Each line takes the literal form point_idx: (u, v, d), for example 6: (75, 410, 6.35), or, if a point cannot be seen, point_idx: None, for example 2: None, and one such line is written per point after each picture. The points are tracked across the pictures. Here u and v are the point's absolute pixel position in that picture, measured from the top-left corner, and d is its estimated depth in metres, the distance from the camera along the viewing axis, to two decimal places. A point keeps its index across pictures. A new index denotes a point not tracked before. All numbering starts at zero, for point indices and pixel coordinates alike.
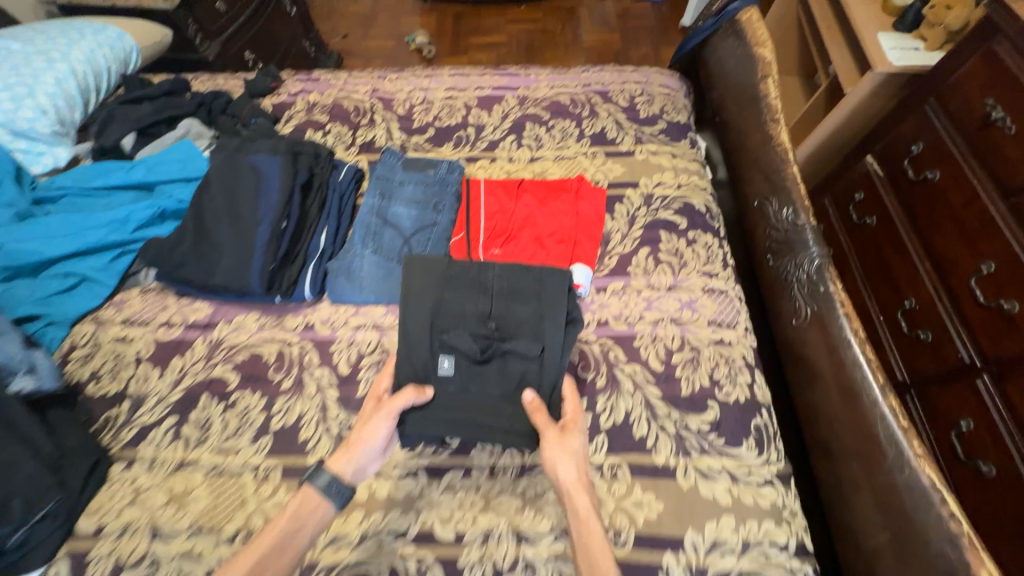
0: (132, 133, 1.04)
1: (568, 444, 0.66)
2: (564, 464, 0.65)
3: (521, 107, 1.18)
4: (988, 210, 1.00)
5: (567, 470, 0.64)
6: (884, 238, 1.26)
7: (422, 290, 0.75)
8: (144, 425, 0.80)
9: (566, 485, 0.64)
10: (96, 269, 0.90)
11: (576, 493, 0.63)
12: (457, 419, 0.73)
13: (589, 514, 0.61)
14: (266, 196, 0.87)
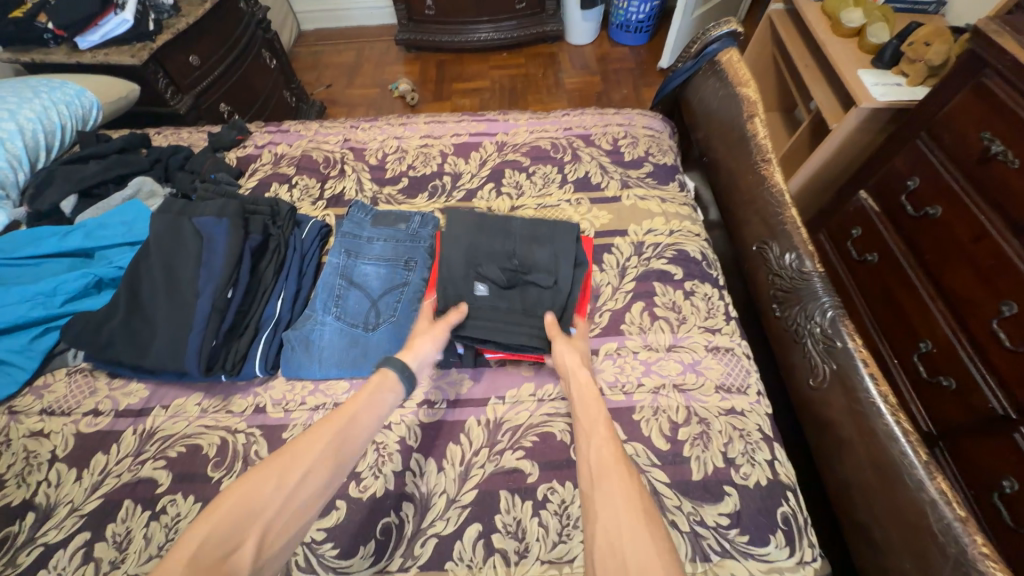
0: (73, 195, 0.96)
1: (575, 345, 0.74)
2: (573, 357, 0.72)
3: (499, 153, 1.12)
4: (1002, 247, 0.89)
5: (574, 359, 0.72)
6: (888, 275, 1.15)
7: (455, 233, 0.83)
8: (48, 544, 0.66)
9: (574, 373, 0.71)
10: (12, 351, 0.79)
11: (580, 376, 0.70)
12: (485, 336, 0.77)
13: (594, 396, 0.68)
14: (211, 264, 0.78)
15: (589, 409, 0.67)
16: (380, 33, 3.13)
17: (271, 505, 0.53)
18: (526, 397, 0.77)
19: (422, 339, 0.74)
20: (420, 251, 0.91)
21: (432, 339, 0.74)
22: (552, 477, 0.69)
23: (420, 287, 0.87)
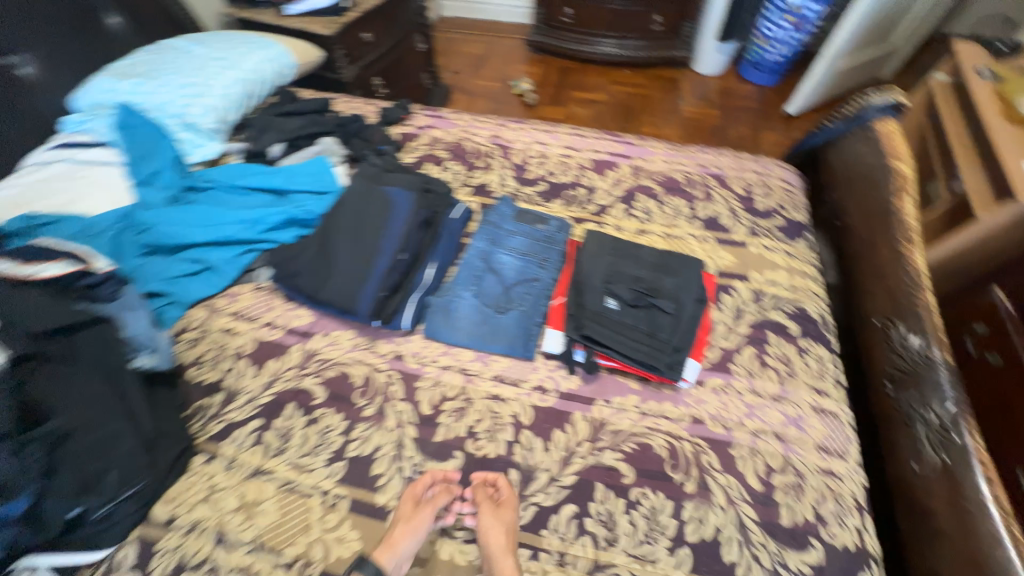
0: (281, 143, 1.12)
1: (499, 515, 0.70)
2: (495, 534, 0.68)
3: (634, 177, 1.19)
4: None
5: (499, 538, 0.67)
6: (1011, 381, 1.07)
7: (597, 248, 0.93)
8: (231, 421, 0.82)
9: (493, 555, 0.66)
10: (221, 261, 0.98)
11: (501, 562, 0.65)
12: (612, 340, 0.82)
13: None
14: (392, 229, 0.92)
15: None
16: (512, 31, 3.28)
17: None
18: (630, 407, 0.84)
19: (399, 535, 0.68)
20: (553, 252, 1.00)
21: (409, 535, 0.68)
22: (647, 484, 0.75)
23: (548, 285, 0.96)
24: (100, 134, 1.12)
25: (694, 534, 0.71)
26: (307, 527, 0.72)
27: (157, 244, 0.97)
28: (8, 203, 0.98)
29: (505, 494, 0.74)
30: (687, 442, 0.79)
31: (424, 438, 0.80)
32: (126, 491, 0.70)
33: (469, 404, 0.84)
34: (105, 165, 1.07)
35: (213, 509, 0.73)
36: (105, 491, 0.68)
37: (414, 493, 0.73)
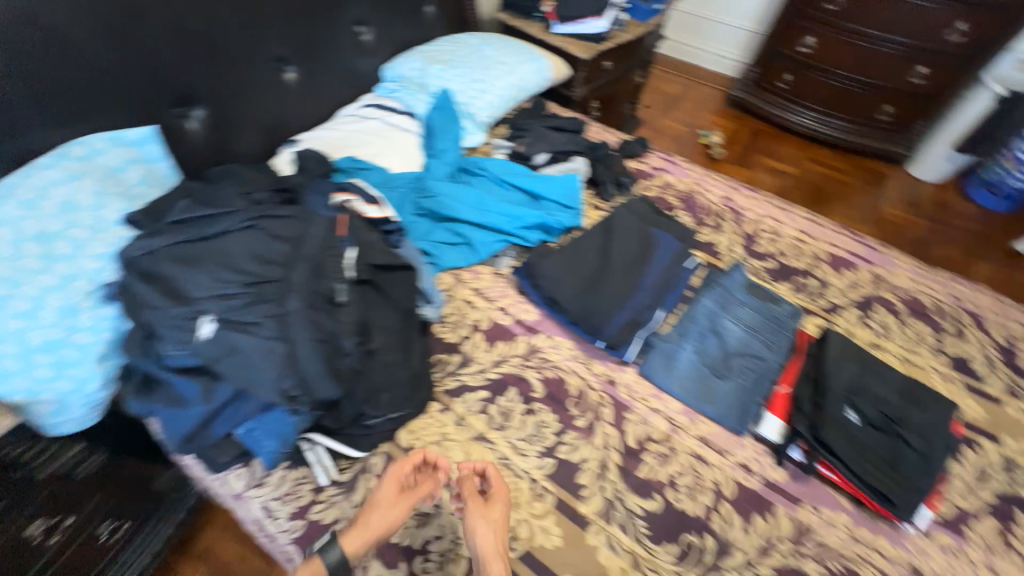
0: (547, 154, 1.25)
1: (487, 513, 0.72)
2: (483, 533, 0.70)
3: (874, 285, 1.13)
4: None
5: (491, 541, 0.69)
6: None
7: (843, 354, 0.91)
8: (464, 383, 0.93)
9: (482, 553, 0.68)
10: (478, 241, 1.11)
11: (491, 563, 0.68)
12: (847, 456, 0.80)
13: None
14: (653, 267, 1.04)
15: None
16: (713, 80, 3.21)
17: None
18: (841, 526, 0.80)
19: (381, 516, 0.71)
20: (784, 337, 0.98)
21: (391, 519, 0.72)
22: None
23: (774, 369, 0.94)
24: (406, 105, 1.34)
25: None
26: (516, 505, 0.79)
27: (432, 211, 1.14)
28: (336, 142, 1.21)
29: (495, 491, 0.75)
30: None
31: (629, 470, 0.84)
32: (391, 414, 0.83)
33: (673, 454, 0.87)
34: (406, 132, 1.27)
35: (443, 454, 0.84)
36: (381, 407, 0.82)
37: (398, 472, 0.76)
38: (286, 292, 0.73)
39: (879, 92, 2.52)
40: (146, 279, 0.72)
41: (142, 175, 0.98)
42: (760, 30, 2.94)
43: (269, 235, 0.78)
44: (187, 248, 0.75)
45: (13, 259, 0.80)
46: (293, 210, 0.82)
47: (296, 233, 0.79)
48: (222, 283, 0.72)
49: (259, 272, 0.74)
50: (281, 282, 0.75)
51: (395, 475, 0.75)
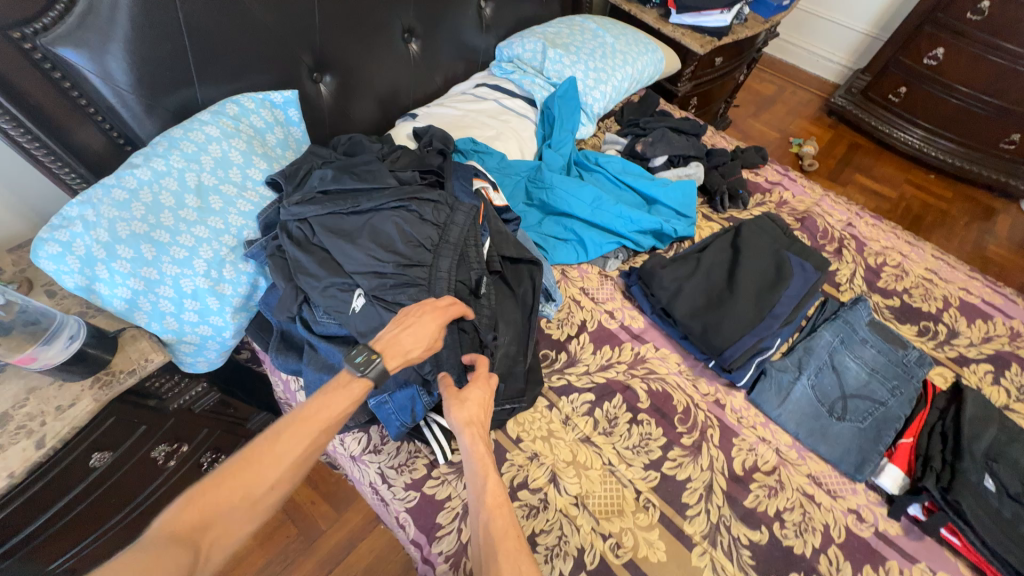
0: (665, 157, 1.21)
1: (466, 395, 0.71)
2: (462, 410, 0.69)
3: (1011, 341, 1.04)
4: None
5: (468, 414, 0.69)
6: None
7: (981, 416, 0.86)
8: (570, 382, 0.94)
9: (463, 427, 0.68)
10: (590, 240, 1.09)
11: (468, 433, 0.67)
12: (984, 523, 0.75)
13: (484, 446, 0.66)
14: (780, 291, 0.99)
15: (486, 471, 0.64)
16: (813, 82, 2.95)
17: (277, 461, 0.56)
18: None
19: (414, 344, 0.69)
20: (911, 386, 0.92)
21: (426, 346, 0.70)
22: None
23: (896, 417, 0.89)
24: (523, 88, 1.30)
25: None
26: (621, 513, 0.80)
27: (546, 202, 1.11)
28: (454, 122, 1.20)
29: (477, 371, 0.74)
30: None
31: (735, 496, 0.83)
32: (507, 404, 0.85)
33: (781, 487, 0.85)
34: (522, 117, 1.25)
35: (550, 450, 0.86)
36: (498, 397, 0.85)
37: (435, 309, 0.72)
38: (434, 278, 0.79)
39: (1004, 114, 2.16)
40: (308, 245, 0.79)
41: (280, 137, 1.00)
42: (878, 33, 2.66)
43: (419, 218, 0.83)
44: (338, 222, 0.81)
45: (174, 208, 0.84)
46: (440, 193, 0.86)
47: (443, 219, 0.84)
48: (377, 259, 0.77)
49: (409, 253, 0.79)
50: (429, 268, 0.80)
51: (439, 312, 0.71)
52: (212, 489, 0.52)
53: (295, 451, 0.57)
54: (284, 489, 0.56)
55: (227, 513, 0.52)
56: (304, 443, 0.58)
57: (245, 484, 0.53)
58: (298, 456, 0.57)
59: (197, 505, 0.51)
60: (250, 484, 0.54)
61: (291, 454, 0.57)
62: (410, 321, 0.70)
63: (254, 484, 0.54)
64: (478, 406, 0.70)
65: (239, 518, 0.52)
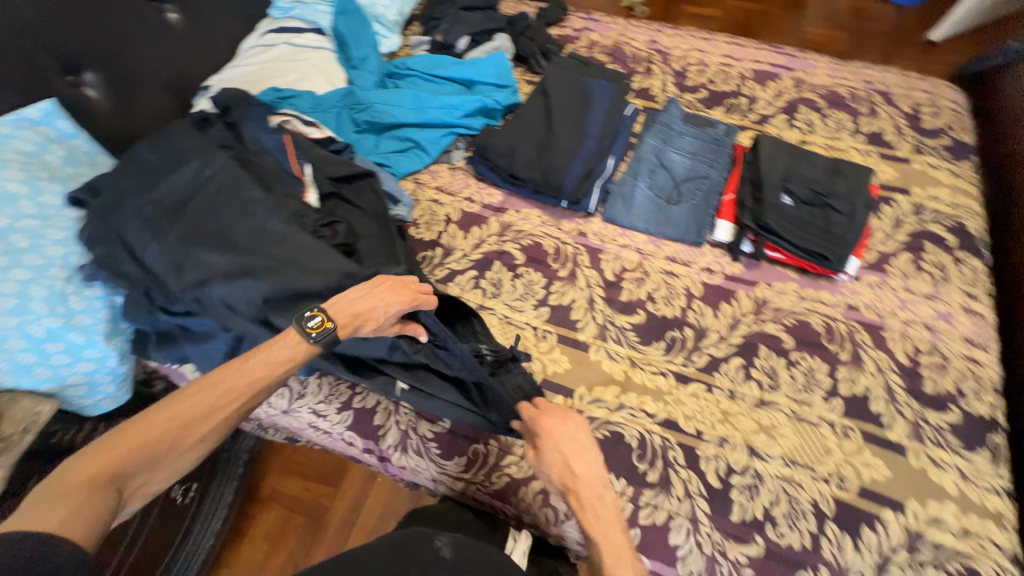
0: (467, 37, 1.23)
1: (547, 451, 0.72)
2: (552, 466, 0.71)
3: (797, 89, 1.21)
4: None
5: (552, 464, 0.71)
6: None
7: (774, 152, 1.02)
8: (453, 269, 1.01)
9: (563, 486, 0.70)
10: (428, 141, 1.13)
11: (557, 484, 0.70)
12: (788, 228, 0.93)
13: (579, 492, 0.69)
14: (596, 114, 1.08)
15: (602, 518, 0.67)
16: None
17: (208, 413, 0.65)
18: (789, 291, 0.96)
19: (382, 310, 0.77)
20: (724, 154, 1.07)
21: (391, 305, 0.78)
22: (804, 349, 0.89)
23: (718, 183, 1.05)
24: (309, 21, 1.24)
25: (847, 389, 0.85)
26: (526, 349, 0.92)
27: (373, 122, 1.12)
28: (250, 79, 1.14)
29: (556, 413, 0.75)
30: (841, 323, 0.92)
31: (612, 297, 0.97)
32: None
33: (646, 275, 0.99)
34: (319, 50, 1.21)
35: None
36: None
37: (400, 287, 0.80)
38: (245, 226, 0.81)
39: None
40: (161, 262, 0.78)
41: (64, 154, 0.93)
42: None
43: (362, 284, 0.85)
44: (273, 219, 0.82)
45: None
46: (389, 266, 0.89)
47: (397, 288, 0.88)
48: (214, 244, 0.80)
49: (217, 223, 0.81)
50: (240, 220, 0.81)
51: (408, 296, 0.80)
52: (139, 434, 0.61)
53: (222, 407, 0.65)
54: (210, 443, 0.65)
55: (157, 456, 0.61)
56: (235, 406, 0.66)
57: (173, 433, 0.62)
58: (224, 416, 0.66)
59: (130, 439, 0.61)
60: (178, 435, 0.63)
61: (219, 410, 0.65)
62: (375, 300, 0.77)
63: (178, 438, 0.63)
64: (611, 510, 0.68)
65: (168, 460, 0.62)
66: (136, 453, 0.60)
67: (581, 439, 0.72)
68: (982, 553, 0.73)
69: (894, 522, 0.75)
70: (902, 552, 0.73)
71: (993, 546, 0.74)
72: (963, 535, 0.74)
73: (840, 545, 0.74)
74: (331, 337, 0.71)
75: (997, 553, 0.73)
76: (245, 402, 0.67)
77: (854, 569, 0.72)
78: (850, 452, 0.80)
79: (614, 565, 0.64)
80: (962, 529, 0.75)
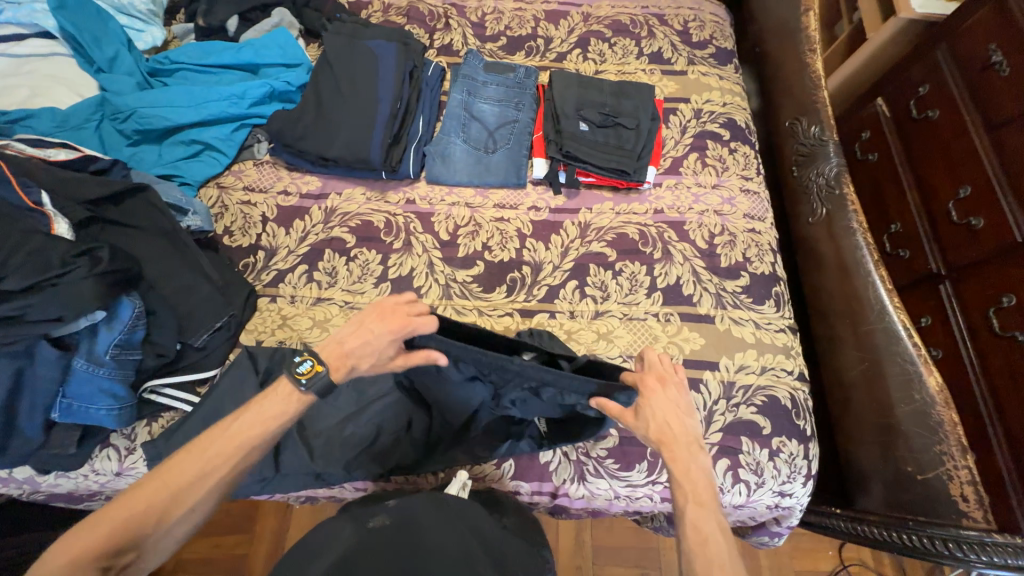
0: (235, 16, 1.13)
1: (655, 406, 0.67)
2: (661, 424, 0.66)
3: (585, 23, 1.28)
4: (974, 142, 1.07)
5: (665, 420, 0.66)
6: (882, 175, 1.30)
7: (566, 85, 1.09)
8: (280, 269, 0.95)
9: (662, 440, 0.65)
10: (218, 139, 1.01)
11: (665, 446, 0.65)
12: (587, 152, 1.02)
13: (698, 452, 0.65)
14: (387, 77, 1.05)
15: (687, 465, 0.64)
16: None
17: (204, 478, 0.59)
18: (607, 210, 1.04)
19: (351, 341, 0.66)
20: (527, 96, 1.11)
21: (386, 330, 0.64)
22: (625, 258, 0.99)
23: (527, 124, 1.09)
24: (27, 24, 1.03)
25: (663, 282, 0.97)
26: None
27: (144, 130, 0.98)
28: None
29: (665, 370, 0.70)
30: (653, 227, 1.02)
31: (450, 256, 0.98)
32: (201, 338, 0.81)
33: (479, 227, 1.01)
34: (50, 58, 1.02)
35: (292, 330, 0.89)
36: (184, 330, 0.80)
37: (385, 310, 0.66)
38: None
39: None
40: None
41: None
42: None
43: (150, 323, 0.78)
44: (25, 275, 0.66)
45: None
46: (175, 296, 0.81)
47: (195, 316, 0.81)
48: None
49: None
50: None
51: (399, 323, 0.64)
52: (121, 510, 0.55)
53: (214, 469, 0.59)
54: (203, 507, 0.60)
55: (150, 526, 0.56)
56: (226, 466, 0.60)
57: (164, 504, 0.57)
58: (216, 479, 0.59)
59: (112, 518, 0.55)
60: (171, 504, 0.57)
61: (209, 477, 0.59)
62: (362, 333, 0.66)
63: (169, 508, 0.57)
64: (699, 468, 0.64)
65: (164, 528, 0.57)
66: (128, 527, 0.55)
67: (687, 405, 0.69)
68: (778, 381, 0.89)
69: (712, 379, 0.89)
70: (721, 402, 0.87)
71: (784, 373, 0.90)
72: (763, 372, 0.90)
73: None
74: (325, 383, 0.64)
75: (788, 377, 0.90)
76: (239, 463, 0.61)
77: None
78: (673, 333, 0.92)
79: (698, 513, 0.61)
80: (761, 367, 0.90)
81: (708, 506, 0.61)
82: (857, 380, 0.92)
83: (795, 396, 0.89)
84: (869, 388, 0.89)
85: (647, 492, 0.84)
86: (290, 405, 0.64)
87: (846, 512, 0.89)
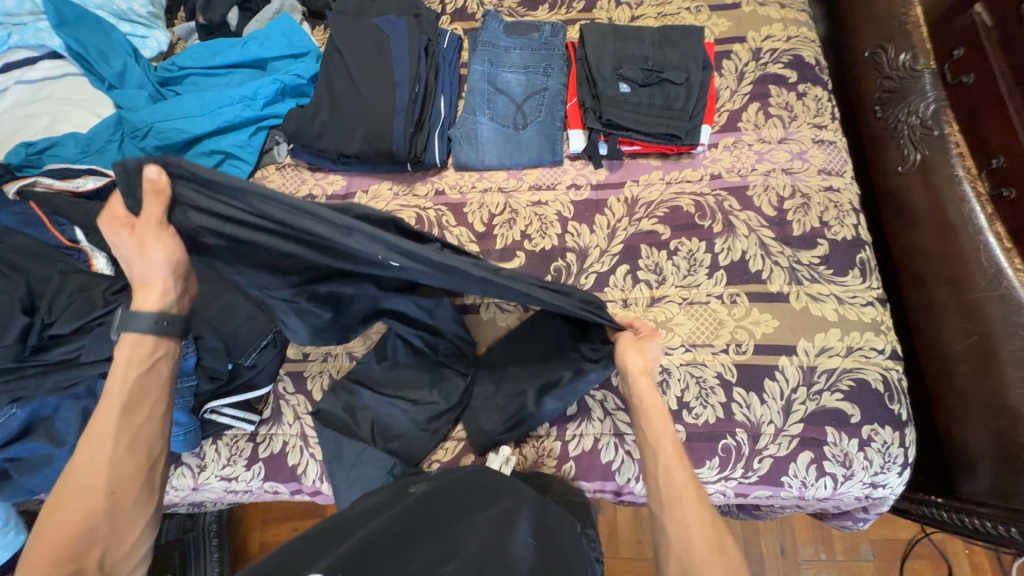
0: (235, 8, 1.06)
1: (640, 347, 0.69)
2: (632, 361, 0.68)
3: None
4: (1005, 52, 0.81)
5: (637, 363, 0.68)
6: None
7: (600, 39, 0.96)
8: None
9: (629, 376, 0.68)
10: (237, 146, 0.97)
11: (637, 378, 0.68)
12: (629, 117, 0.91)
13: (653, 391, 0.67)
14: (400, 57, 0.95)
15: (651, 415, 0.66)
16: None
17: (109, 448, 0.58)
18: (655, 180, 0.93)
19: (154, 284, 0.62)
20: (556, 58, 0.98)
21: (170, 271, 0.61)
22: (681, 235, 0.89)
23: (558, 92, 0.97)
24: (36, 45, 1.01)
25: (726, 259, 0.86)
26: None
27: (164, 145, 0.95)
28: None
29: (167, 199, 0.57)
30: (710, 197, 0.90)
31: (487, 249, 0.92)
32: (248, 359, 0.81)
33: (516, 215, 0.93)
34: (64, 79, 1.00)
35: None
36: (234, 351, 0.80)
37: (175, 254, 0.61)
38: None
39: None
40: None
41: None
42: None
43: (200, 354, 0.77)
44: (72, 317, 0.67)
45: None
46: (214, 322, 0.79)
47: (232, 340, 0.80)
48: None
49: None
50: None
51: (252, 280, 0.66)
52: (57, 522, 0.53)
53: (109, 452, 0.57)
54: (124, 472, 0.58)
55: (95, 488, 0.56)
56: (110, 443, 0.58)
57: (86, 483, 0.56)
58: (121, 449, 0.58)
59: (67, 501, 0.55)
60: (90, 481, 0.56)
61: (99, 456, 0.57)
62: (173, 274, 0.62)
63: (97, 477, 0.56)
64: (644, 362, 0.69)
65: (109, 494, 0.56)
66: (67, 540, 0.52)
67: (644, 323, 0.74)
68: (866, 362, 0.79)
69: (789, 365, 0.80)
70: (801, 389, 0.78)
71: (874, 352, 0.80)
72: (849, 353, 0.80)
73: (748, 403, 0.79)
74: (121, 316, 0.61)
75: (878, 357, 0.80)
76: (146, 417, 0.60)
77: (765, 419, 0.78)
78: (741, 316, 0.83)
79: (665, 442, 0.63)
80: (846, 348, 0.80)
81: (664, 439, 0.63)
82: (964, 356, 0.80)
83: (887, 377, 0.79)
84: (979, 366, 0.77)
85: (718, 488, 0.79)
86: (135, 369, 0.61)
87: (952, 502, 0.81)
